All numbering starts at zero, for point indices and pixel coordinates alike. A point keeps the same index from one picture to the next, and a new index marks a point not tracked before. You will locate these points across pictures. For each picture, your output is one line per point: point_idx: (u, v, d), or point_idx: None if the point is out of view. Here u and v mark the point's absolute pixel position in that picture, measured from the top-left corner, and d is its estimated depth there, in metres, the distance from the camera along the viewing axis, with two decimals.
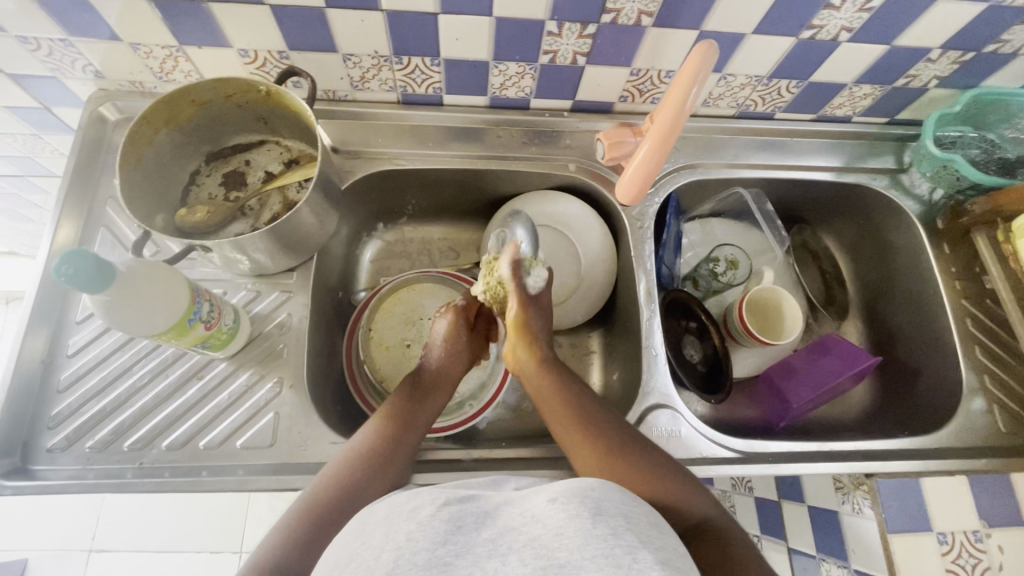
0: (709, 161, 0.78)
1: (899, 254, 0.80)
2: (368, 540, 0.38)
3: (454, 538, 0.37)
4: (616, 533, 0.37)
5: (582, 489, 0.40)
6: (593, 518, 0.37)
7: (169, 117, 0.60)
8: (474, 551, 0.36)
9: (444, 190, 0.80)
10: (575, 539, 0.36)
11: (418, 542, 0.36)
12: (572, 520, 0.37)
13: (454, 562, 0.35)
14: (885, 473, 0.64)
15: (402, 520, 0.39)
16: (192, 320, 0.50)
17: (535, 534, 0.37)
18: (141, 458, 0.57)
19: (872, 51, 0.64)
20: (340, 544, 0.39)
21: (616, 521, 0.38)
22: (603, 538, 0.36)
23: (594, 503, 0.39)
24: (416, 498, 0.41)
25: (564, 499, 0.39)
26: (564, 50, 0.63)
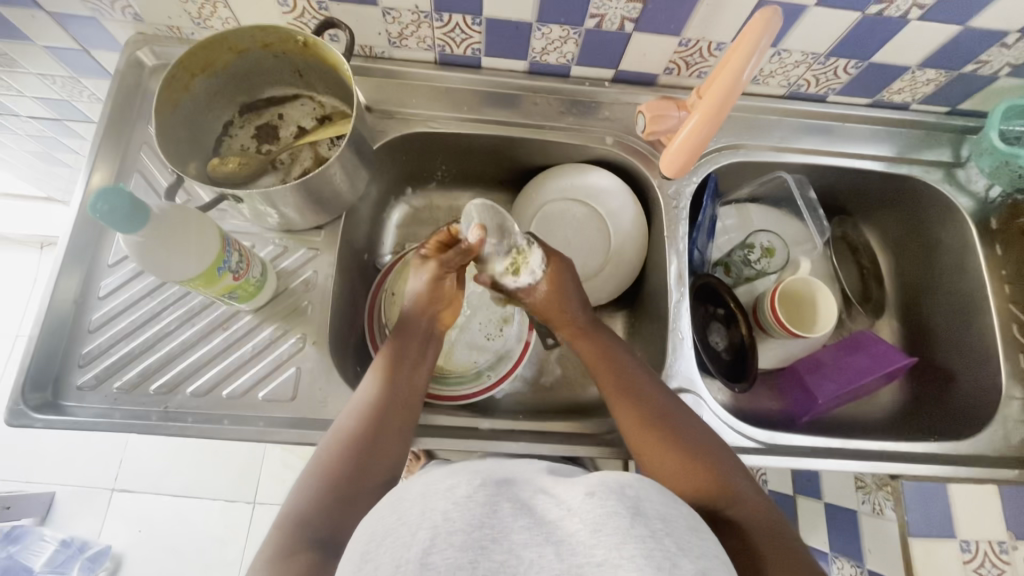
0: (754, 142, 0.75)
1: (945, 252, 0.76)
2: (405, 515, 0.38)
3: (489, 522, 0.37)
4: (655, 537, 0.36)
5: (619, 487, 0.39)
6: (631, 518, 0.37)
7: (206, 62, 0.59)
8: (511, 537, 0.36)
9: (476, 157, 0.78)
10: (615, 538, 0.35)
11: (454, 523, 0.36)
12: (610, 517, 0.36)
13: (490, 547, 0.35)
14: (912, 476, 0.62)
15: (435, 496, 0.38)
16: (220, 269, 0.49)
17: (572, 529, 0.36)
18: (166, 402, 0.58)
19: (943, 32, 0.60)
20: (376, 518, 0.39)
21: (655, 524, 0.38)
22: (642, 539, 0.36)
23: (633, 503, 0.38)
24: (451, 476, 0.41)
25: (601, 494, 0.38)
26: (612, 14, 0.60)
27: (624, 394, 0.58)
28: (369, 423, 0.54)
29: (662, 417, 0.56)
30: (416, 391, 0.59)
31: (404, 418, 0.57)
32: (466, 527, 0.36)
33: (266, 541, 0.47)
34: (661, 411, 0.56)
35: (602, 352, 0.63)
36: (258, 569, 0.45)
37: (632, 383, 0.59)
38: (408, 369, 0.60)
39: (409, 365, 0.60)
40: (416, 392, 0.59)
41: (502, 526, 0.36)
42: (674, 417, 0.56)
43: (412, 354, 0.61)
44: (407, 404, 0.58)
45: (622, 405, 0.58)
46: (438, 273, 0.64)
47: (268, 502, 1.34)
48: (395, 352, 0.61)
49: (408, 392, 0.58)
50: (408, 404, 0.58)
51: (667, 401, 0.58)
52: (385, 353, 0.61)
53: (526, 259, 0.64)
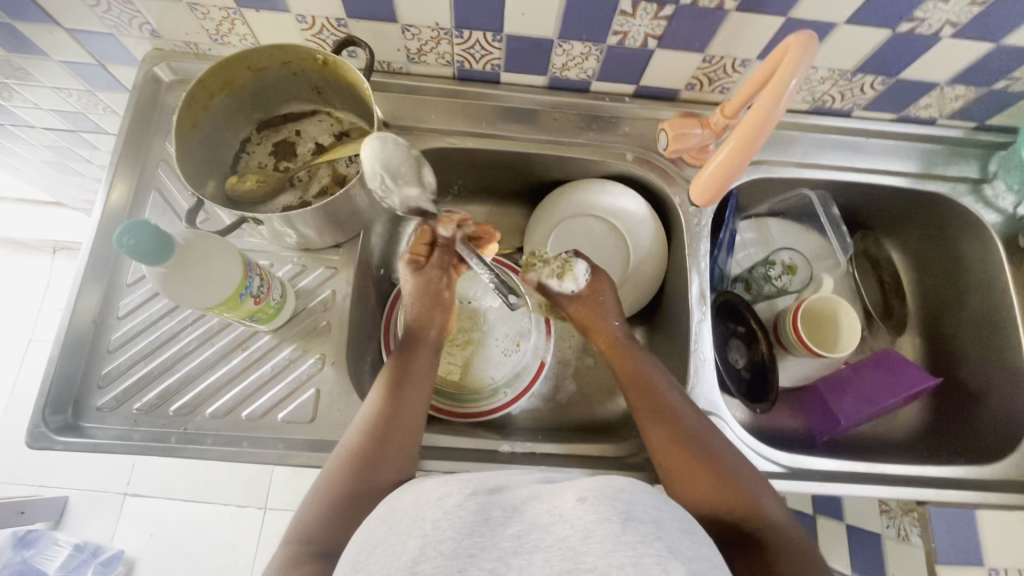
0: (777, 158, 0.74)
1: (971, 269, 0.74)
2: (398, 527, 0.38)
3: (479, 531, 0.37)
4: (645, 542, 0.36)
5: (612, 491, 0.40)
6: (623, 523, 0.37)
7: (224, 82, 0.59)
8: (500, 546, 0.36)
9: (493, 172, 0.77)
10: (603, 545, 0.35)
11: (445, 531, 0.36)
12: (601, 524, 0.36)
13: (478, 555, 0.35)
14: (939, 502, 0.61)
15: (428, 508, 0.39)
16: (243, 295, 0.49)
17: (560, 535, 0.36)
18: (185, 423, 0.58)
19: (975, 49, 0.58)
20: (370, 528, 0.40)
21: (648, 527, 0.37)
22: (633, 545, 0.35)
23: (625, 506, 0.38)
24: (444, 487, 0.42)
25: (593, 500, 0.39)
26: (636, 31, 0.59)
27: (654, 414, 0.57)
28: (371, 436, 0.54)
29: (692, 435, 0.55)
30: (419, 402, 0.58)
31: (409, 432, 0.55)
32: (458, 535, 0.36)
33: (275, 554, 0.48)
34: (693, 430, 0.55)
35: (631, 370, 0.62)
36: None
37: (663, 402, 0.58)
38: (409, 379, 0.59)
39: (414, 375, 0.60)
40: (419, 403, 0.58)
41: (492, 536, 0.36)
42: (701, 438, 0.55)
43: (414, 363, 0.61)
44: (410, 416, 0.56)
45: (653, 425, 0.56)
46: (425, 269, 0.66)
47: (279, 508, 1.34)
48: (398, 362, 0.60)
49: (410, 404, 0.57)
50: (412, 416, 0.56)
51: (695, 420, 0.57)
52: (390, 364, 0.60)
53: (574, 269, 0.67)
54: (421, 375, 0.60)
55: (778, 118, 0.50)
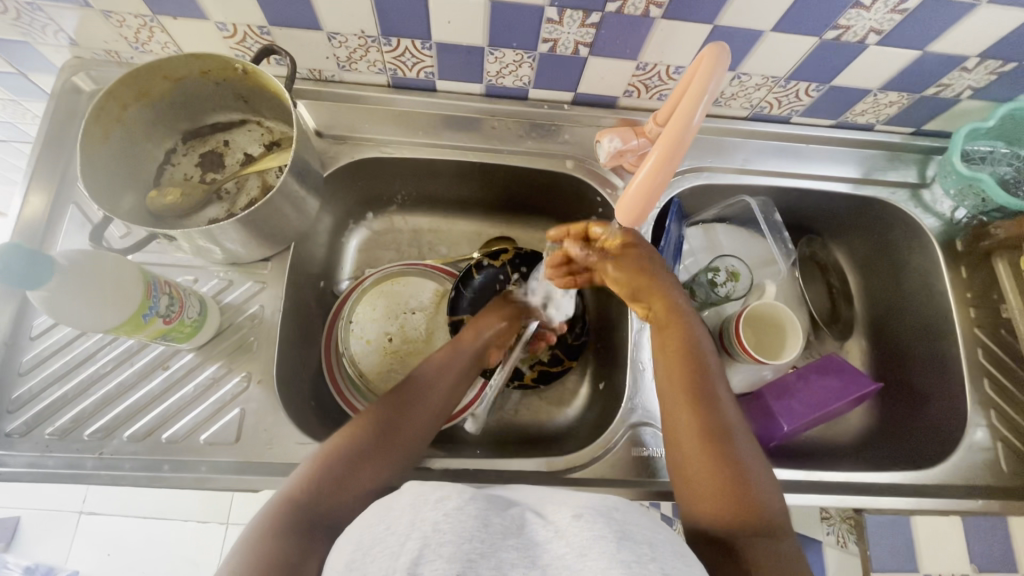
0: (717, 165, 0.74)
1: (911, 274, 0.75)
2: (394, 526, 0.37)
3: (480, 538, 0.36)
4: (642, 563, 0.34)
5: (608, 509, 0.38)
6: (618, 542, 0.36)
7: (140, 92, 0.57)
8: (500, 556, 0.35)
9: (437, 180, 0.76)
10: (597, 561, 0.34)
11: (446, 534, 0.35)
12: (596, 541, 0.35)
13: (479, 562, 0.34)
14: (875, 509, 0.61)
15: (428, 509, 0.37)
16: (147, 315, 0.47)
17: (558, 553, 0.35)
18: (101, 448, 0.55)
19: (902, 56, 0.59)
20: (365, 528, 0.38)
21: (642, 549, 0.36)
22: (628, 565, 0.34)
23: (620, 526, 0.37)
24: (442, 488, 0.40)
25: (589, 517, 0.37)
26: (565, 39, 0.58)
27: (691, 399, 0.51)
28: (368, 438, 0.51)
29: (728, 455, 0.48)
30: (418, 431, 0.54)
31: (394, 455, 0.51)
32: (459, 538, 0.35)
33: (266, 504, 0.45)
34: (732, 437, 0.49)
35: (688, 360, 0.54)
36: (243, 538, 0.43)
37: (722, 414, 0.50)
38: (416, 402, 0.55)
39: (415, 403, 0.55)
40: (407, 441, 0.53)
41: (492, 544, 0.35)
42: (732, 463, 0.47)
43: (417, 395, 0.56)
44: (406, 439, 0.53)
45: (679, 412, 0.51)
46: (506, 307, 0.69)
47: None
48: (395, 399, 0.55)
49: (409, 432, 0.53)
50: (409, 440, 0.53)
51: (751, 459, 0.48)
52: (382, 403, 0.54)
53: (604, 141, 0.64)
54: (432, 399, 0.57)
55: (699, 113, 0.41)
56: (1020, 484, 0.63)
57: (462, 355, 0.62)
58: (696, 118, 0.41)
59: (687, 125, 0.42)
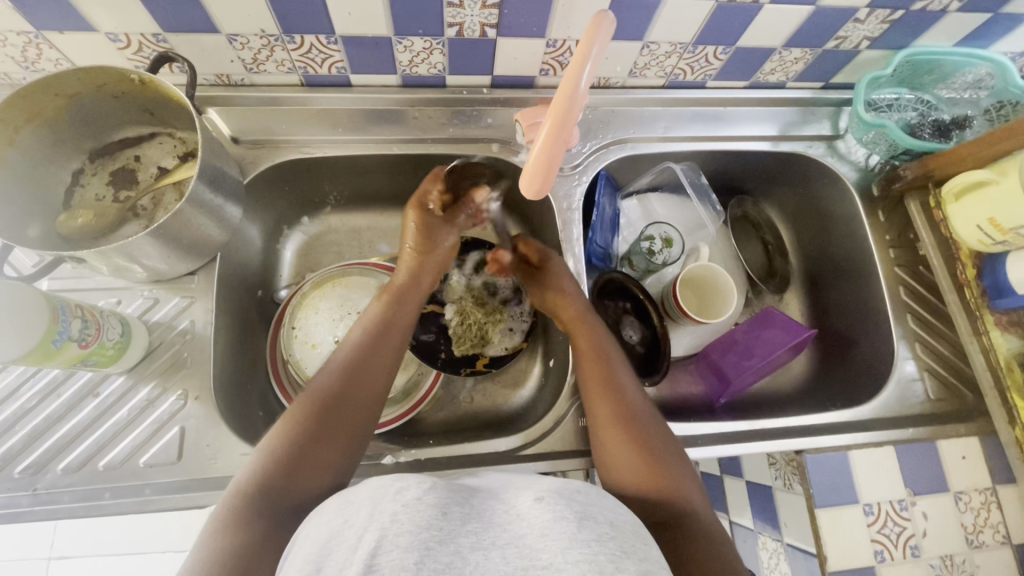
0: (640, 135, 0.75)
1: (836, 224, 0.78)
2: (351, 520, 0.37)
3: (438, 525, 0.36)
4: (600, 540, 0.36)
5: (570, 492, 0.40)
6: (579, 523, 0.37)
7: (31, 113, 0.54)
8: (458, 541, 0.35)
9: (368, 177, 0.76)
10: (559, 540, 0.35)
11: (403, 524, 0.35)
12: (557, 521, 0.37)
13: (436, 549, 0.34)
14: (814, 449, 0.64)
15: (387, 501, 0.38)
16: (57, 341, 0.46)
17: (518, 533, 0.37)
18: (35, 484, 0.54)
19: (798, 13, 0.61)
20: (323, 522, 0.38)
21: (602, 529, 0.37)
22: (587, 543, 0.35)
23: (580, 507, 0.39)
24: (402, 480, 0.40)
25: (549, 499, 0.39)
26: (470, 22, 0.58)
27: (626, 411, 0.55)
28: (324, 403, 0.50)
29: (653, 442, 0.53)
30: (369, 406, 0.52)
31: (347, 422, 0.50)
32: (418, 527, 0.35)
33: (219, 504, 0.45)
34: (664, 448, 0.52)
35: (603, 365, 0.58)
36: (201, 539, 0.42)
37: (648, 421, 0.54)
38: (364, 374, 0.53)
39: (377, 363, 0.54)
40: (370, 402, 0.52)
41: (451, 530, 0.36)
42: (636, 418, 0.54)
43: (375, 358, 0.54)
44: (358, 422, 0.51)
45: (618, 423, 0.54)
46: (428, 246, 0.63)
47: None
48: (354, 356, 0.53)
49: (357, 407, 0.51)
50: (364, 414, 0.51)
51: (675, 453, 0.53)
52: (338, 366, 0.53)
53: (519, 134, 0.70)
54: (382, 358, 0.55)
55: (583, 92, 0.43)
56: (945, 409, 0.68)
57: (403, 317, 0.58)
58: (583, 81, 0.43)
59: (575, 89, 0.43)
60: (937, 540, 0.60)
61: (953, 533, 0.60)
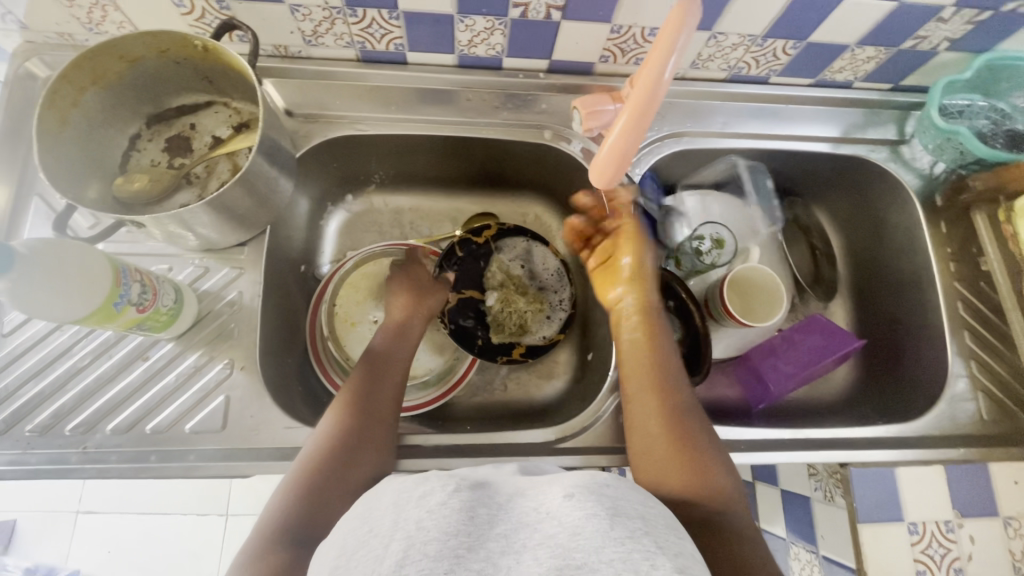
0: (697, 129, 0.73)
1: (892, 234, 0.76)
2: (376, 528, 0.36)
3: (466, 530, 0.35)
4: (634, 537, 0.35)
5: (597, 485, 0.38)
6: (611, 519, 0.35)
7: (96, 75, 0.54)
8: (488, 546, 0.34)
9: (415, 157, 0.75)
10: (591, 541, 0.34)
11: (430, 531, 0.34)
12: (590, 519, 0.35)
13: (467, 556, 0.33)
14: (860, 463, 0.62)
15: (411, 507, 0.37)
16: (118, 304, 0.46)
17: (549, 532, 0.35)
18: (84, 442, 0.54)
19: (879, 9, 0.58)
20: (347, 531, 0.37)
21: (636, 524, 0.36)
22: (622, 541, 0.34)
23: (611, 502, 0.37)
24: (424, 482, 0.39)
25: (581, 496, 0.37)
26: (537, 3, 0.57)
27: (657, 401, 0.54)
28: (346, 425, 0.54)
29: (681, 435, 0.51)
30: (389, 429, 0.56)
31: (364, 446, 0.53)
32: (445, 533, 0.34)
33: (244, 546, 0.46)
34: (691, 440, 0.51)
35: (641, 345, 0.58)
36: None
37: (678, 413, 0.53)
38: (376, 399, 0.57)
39: (385, 381, 0.59)
40: (382, 422, 0.56)
41: (480, 535, 0.34)
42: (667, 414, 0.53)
43: (382, 377, 0.59)
44: (374, 443, 0.54)
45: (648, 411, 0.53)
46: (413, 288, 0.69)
47: (241, 514, 1.28)
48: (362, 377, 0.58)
49: (380, 430, 0.55)
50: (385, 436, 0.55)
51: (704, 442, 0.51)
52: (353, 385, 0.58)
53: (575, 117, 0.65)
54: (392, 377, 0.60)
55: (667, 82, 0.42)
56: (999, 432, 0.65)
57: (406, 341, 0.64)
58: (668, 68, 0.41)
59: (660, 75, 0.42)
60: (983, 566, 0.58)
61: (1000, 559, 0.58)
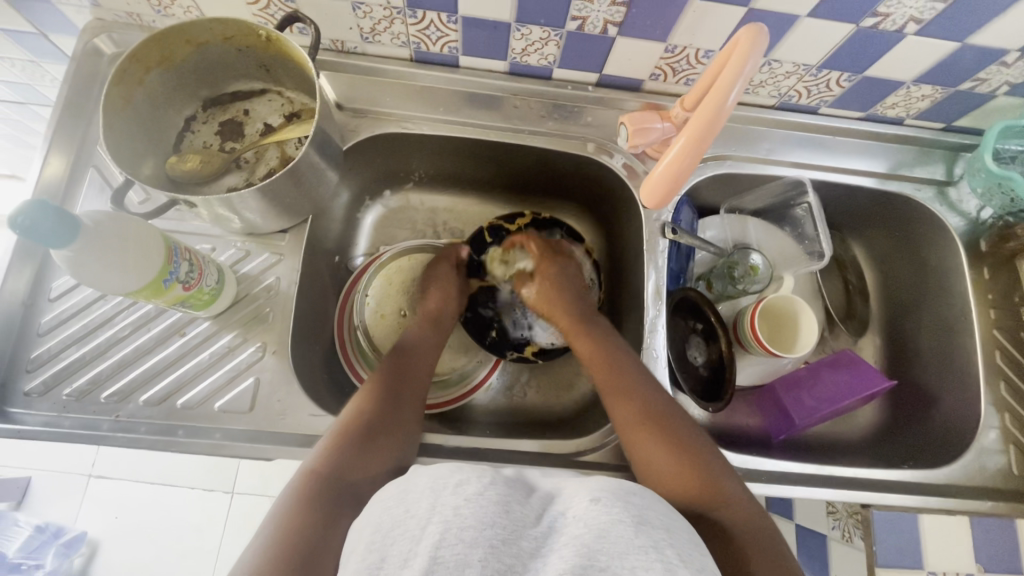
0: (740, 154, 0.73)
1: (931, 275, 0.74)
2: (413, 510, 0.36)
3: (502, 523, 0.35)
4: (658, 546, 0.35)
5: (625, 492, 0.38)
6: (636, 526, 0.35)
7: (162, 56, 0.56)
8: (521, 544, 0.34)
9: (456, 159, 0.76)
10: (617, 545, 0.34)
11: (467, 519, 0.34)
12: (615, 524, 0.35)
13: (502, 548, 0.33)
14: (883, 505, 0.61)
15: (448, 492, 0.37)
16: (168, 280, 0.48)
17: (575, 533, 0.35)
18: (118, 410, 0.56)
19: (940, 49, 0.57)
20: (384, 510, 0.38)
21: (659, 533, 0.36)
22: (645, 548, 0.34)
23: (637, 510, 0.37)
24: (461, 471, 0.39)
25: (606, 500, 0.37)
26: (595, 17, 0.57)
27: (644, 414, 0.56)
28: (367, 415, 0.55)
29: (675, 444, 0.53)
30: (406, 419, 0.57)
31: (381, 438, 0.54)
32: (482, 524, 0.34)
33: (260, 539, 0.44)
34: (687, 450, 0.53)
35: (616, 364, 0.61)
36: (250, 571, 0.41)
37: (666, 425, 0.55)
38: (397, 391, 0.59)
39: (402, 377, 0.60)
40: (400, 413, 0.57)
41: (516, 530, 0.35)
42: (674, 425, 0.54)
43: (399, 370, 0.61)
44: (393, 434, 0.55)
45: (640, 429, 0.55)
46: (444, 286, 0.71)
47: (246, 492, 1.29)
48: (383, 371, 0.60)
49: (397, 420, 0.56)
50: (406, 429, 0.56)
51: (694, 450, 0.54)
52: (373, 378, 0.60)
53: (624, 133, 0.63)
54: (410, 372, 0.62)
55: (728, 112, 0.43)
56: None
57: (422, 339, 0.66)
58: (732, 97, 0.43)
59: (722, 105, 0.43)
60: None
61: None
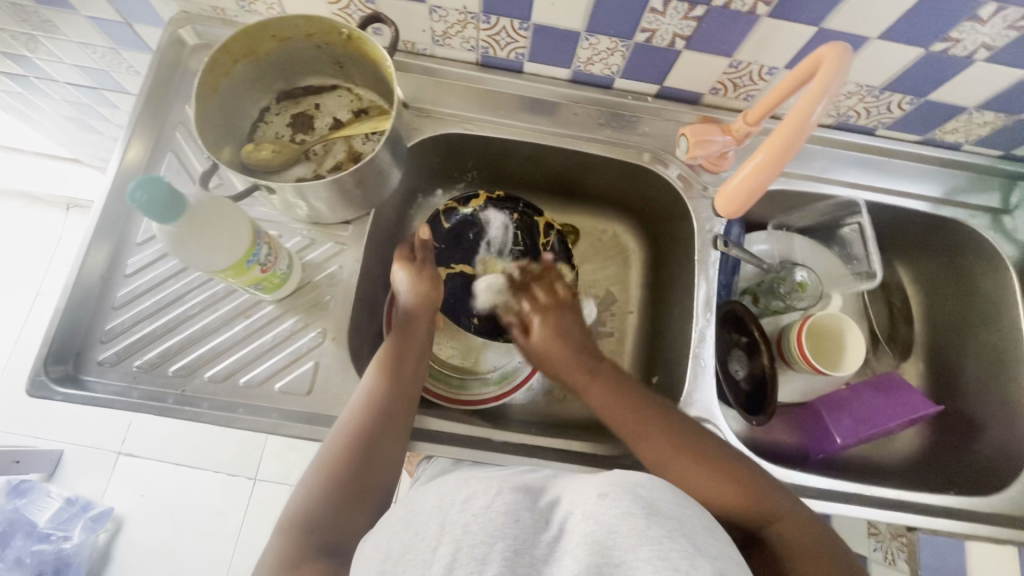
0: (795, 170, 0.73)
1: (982, 302, 0.74)
2: (422, 532, 0.35)
3: (513, 533, 0.33)
4: (672, 536, 0.33)
5: (633, 486, 0.36)
6: (647, 518, 0.34)
7: (248, 49, 0.59)
8: (533, 551, 0.32)
9: (510, 162, 0.78)
10: (629, 538, 0.32)
11: (477, 535, 0.33)
12: (625, 517, 0.33)
13: (515, 557, 0.31)
14: (929, 529, 0.61)
15: (455, 511, 0.36)
16: (249, 262, 0.50)
17: (586, 530, 0.33)
18: (183, 385, 0.58)
19: (1007, 76, 0.58)
20: (391, 536, 0.36)
21: (670, 524, 0.34)
22: (659, 539, 0.32)
23: (646, 502, 0.35)
24: (468, 488, 0.38)
25: (613, 495, 0.35)
26: (664, 30, 0.59)
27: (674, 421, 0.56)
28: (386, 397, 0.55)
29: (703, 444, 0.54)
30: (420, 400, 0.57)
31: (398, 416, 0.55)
32: (492, 537, 0.33)
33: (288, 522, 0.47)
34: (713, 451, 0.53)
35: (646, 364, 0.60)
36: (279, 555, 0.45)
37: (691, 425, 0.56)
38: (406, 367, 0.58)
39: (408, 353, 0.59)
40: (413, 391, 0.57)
41: (529, 535, 0.33)
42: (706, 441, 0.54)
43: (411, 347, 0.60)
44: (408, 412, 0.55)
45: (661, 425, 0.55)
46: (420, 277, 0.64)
47: (269, 480, 1.32)
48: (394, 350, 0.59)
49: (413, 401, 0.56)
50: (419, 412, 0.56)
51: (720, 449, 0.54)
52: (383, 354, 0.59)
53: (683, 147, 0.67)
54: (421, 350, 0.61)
55: (810, 128, 0.46)
56: None
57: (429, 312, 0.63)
58: (816, 113, 0.45)
59: (804, 120, 0.46)
60: None
61: None
